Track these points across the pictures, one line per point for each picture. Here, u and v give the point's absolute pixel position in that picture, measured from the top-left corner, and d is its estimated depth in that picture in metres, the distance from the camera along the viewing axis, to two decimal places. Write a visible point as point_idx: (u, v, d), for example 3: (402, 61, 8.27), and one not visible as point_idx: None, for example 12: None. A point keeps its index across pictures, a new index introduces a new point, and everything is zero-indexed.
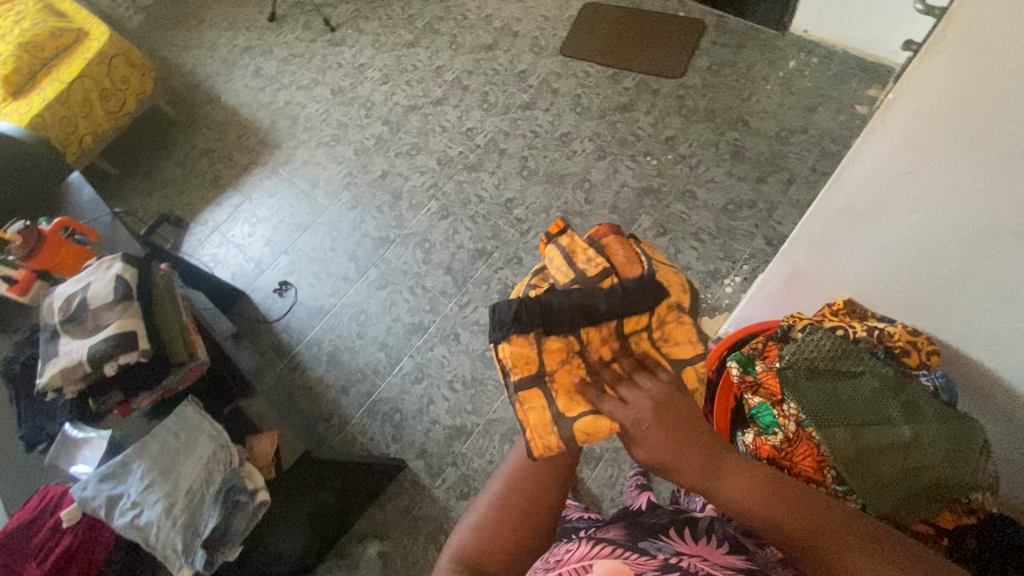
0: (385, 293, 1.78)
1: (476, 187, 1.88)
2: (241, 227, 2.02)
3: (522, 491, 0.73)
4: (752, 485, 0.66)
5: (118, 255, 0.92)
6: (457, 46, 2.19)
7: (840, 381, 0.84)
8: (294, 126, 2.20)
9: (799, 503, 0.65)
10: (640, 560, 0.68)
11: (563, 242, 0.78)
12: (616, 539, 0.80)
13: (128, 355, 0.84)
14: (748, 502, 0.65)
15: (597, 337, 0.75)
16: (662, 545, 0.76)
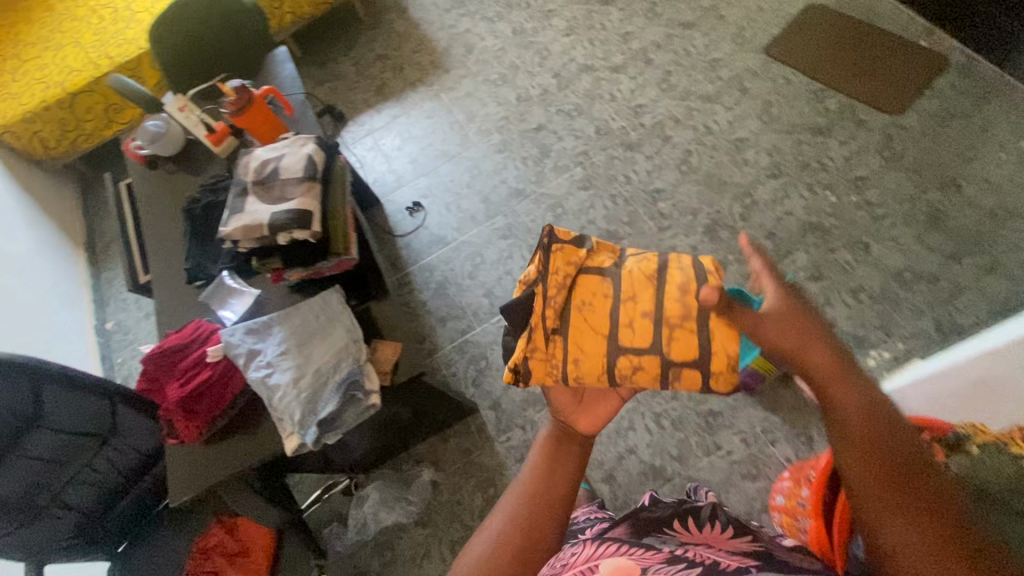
0: (506, 244, 1.78)
1: (629, 167, 1.79)
2: (392, 138, 2.08)
3: (545, 499, 0.69)
4: (855, 408, 0.55)
5: (313, 136, 0.97)
6: (654, 16, 2.05)
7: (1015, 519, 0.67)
8: (467, 55, 2.20)
9: (885, 448, 0.53)
10: (649, 556, 0.71)
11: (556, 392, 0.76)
12: (621, 536, 0.82)
13: (302, 232, 0.89)
14: (838, 419, 0.56)
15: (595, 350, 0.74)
16: (666, 538, 0.82)
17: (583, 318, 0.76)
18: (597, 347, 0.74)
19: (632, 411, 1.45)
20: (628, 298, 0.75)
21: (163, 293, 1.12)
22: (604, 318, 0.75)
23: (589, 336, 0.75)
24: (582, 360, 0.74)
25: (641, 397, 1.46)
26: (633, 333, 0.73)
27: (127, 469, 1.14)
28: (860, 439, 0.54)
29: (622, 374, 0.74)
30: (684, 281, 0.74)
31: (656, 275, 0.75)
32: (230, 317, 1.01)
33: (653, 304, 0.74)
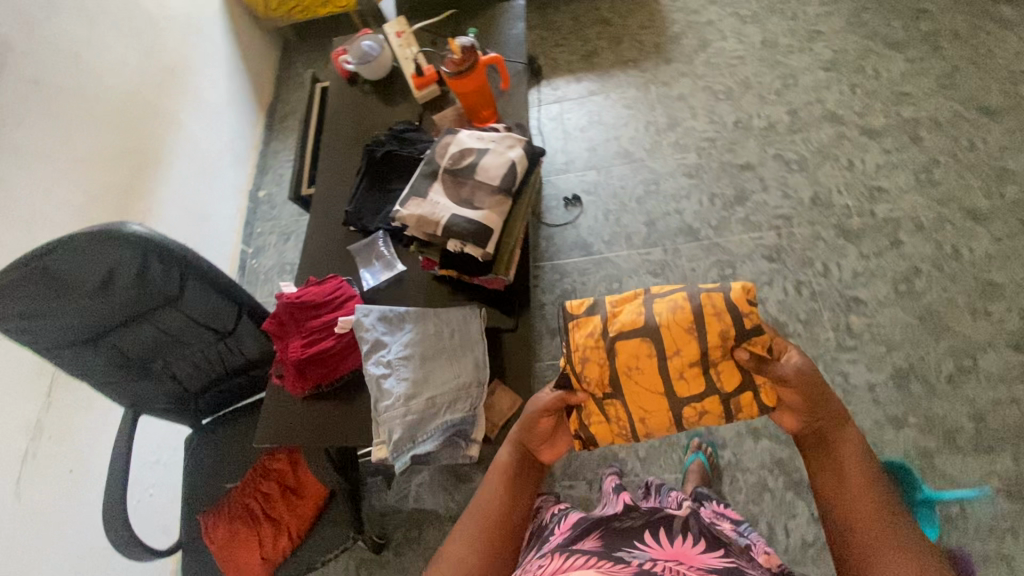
0: (653, 281, 1.57)
1: (834, 257, 1.48)
2: (579, 116, 1.89)
3: (502, 496, 0.74)
4: (853, 462, 0.70)
5: (524, 139, 0.84)
6: (948, 85, 1.63)
7: None
8: (697, 51, 1.91)
9: (863, 475, 0.69)
10: (618, 569, 0.62)
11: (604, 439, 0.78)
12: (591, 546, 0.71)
13: (476, 249, 0.79)
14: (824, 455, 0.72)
15: (652, 405, 0.76)
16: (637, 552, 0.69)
17: (635, 384, 0.75)
18: (663, 406, 0.75)
19: None
20: (670, 352, 0.73)
21: (318, 224, 1.09)
22: (657, 380, 0.75)
23: (650, 397, 0.75)
24: (648, 417, 0.76)
25: None
26: (682, 389, 0.75)
27: (231, 366, 1.19)
28: (847, 487, 0.68)
29: (688, 420, 0.76)
30: (718, 327, 0.73)
31: (688, 323, 0.73)
32: (368, 280, 0.97)
33: (694, 355, 0.73)
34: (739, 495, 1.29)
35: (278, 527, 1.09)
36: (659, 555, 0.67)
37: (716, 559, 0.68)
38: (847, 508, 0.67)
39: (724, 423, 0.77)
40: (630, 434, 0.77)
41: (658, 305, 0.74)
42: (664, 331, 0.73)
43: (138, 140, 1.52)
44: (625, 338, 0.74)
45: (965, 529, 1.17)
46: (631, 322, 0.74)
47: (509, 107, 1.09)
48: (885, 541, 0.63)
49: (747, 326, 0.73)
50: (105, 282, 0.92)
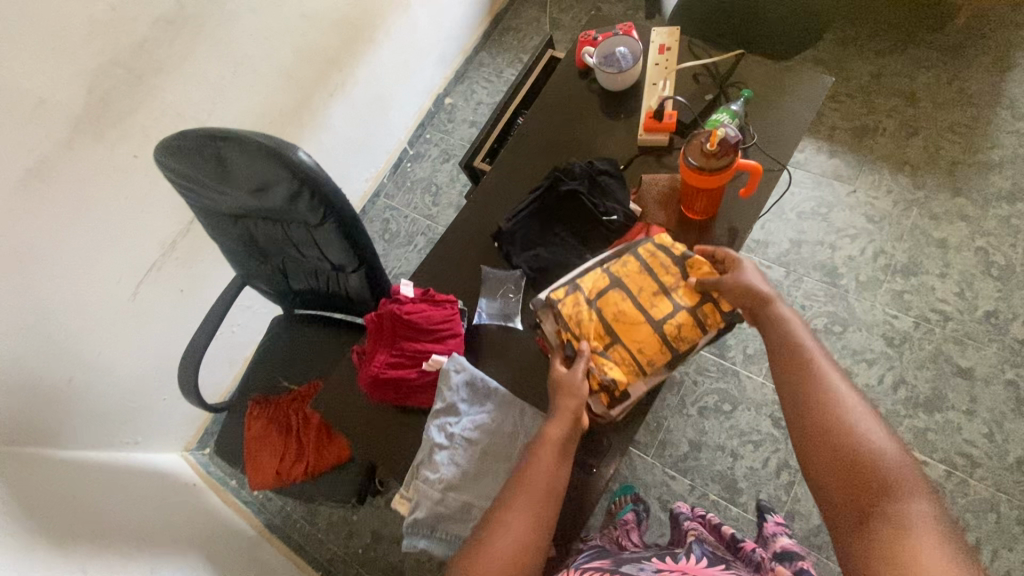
0: (769, 427, 1.35)
1: (996, 543, 1.17)
2: (805, 196, 1.55)
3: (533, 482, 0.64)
4: (787, 337, 0.66)
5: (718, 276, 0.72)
6: None
7: None
8: (1001, 196, 1.45)
9: (804, 353, 0.65)
10: None
11: (619, 376, 0.71)
12: None
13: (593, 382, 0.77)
14: (769, 345, 0.68)
15: (643, 336, 0.72)
16: None
17: (621, 324, 0.73)
18: (658, 334, 0.72)
19: None
20: (637, 292, 0.74)
21: (471, 220, 1.00)
22: (641, 323, 0.73)
23: (638, 333, 0.72)
24: (646, 347, 0.72)
25: None
26: (662, 316, 0.73)
27: (331, 292, 1.19)
28: (801, 383, 0.62)
29: (682, 344, 0.73)
30: (665, 259, 0.76)
31: (643, 265, 0.76)
32: (482, 312, 0.90)
33: (654, 284, 0.74)
34: None
35: (300, 454, 1.14)
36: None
37: None
38: (806, 401, 0.61)
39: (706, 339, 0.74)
40: (641, 373, 0.72)
41: (609, 264, 0.77)
42: (627, 278, 0.75)
43: (359, 13, 1.48)
44: (609, 291, 0.74)
45: None
46: (596, 283, 0.75)
47: (731, 212, 0.89)
48: (851, 422, 0.58)
49: (677, 255, 0.77)
50: (259, 187, 0.92)
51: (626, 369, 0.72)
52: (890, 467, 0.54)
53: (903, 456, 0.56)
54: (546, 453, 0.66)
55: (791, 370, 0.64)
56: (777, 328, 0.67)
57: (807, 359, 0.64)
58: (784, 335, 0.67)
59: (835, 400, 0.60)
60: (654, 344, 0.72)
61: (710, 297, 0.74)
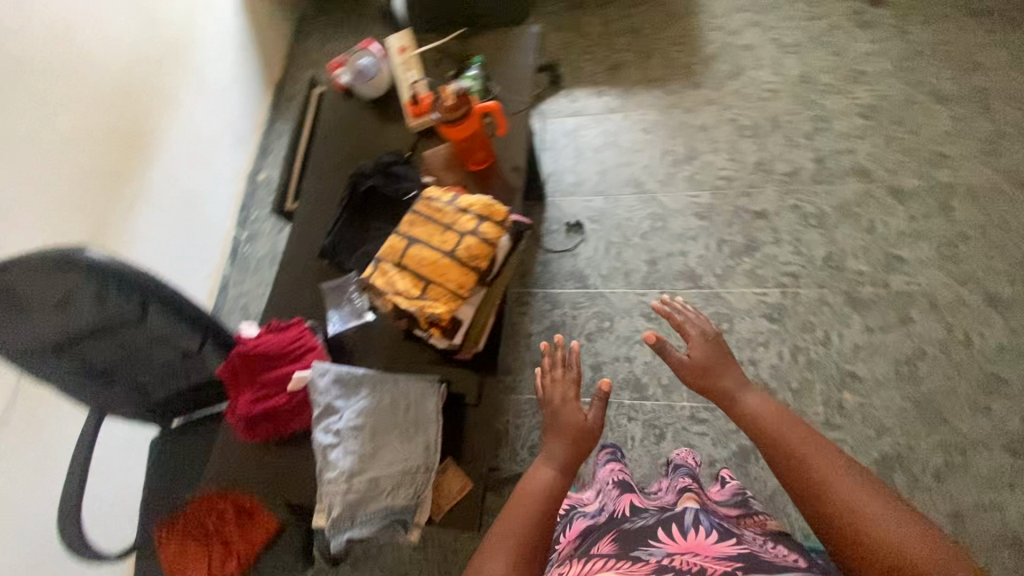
0: (646, 325, 1.51)
1: (837, 327, 1.42)
2: (596, 134, 1.79)
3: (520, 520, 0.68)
4: (764, 413, 0.75)
5: (715, 335, 0.90)
6: (987, 152, 1.53)
7: None
8: (729, 77, 1.79)
9: (783, 431, 0.71)
10: (634, 568, 0.67)
11: (435, 305, 0.80)
12: (608, 551, 0.74)
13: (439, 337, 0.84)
14: (757, 431, 0.74)
15: (443, 267, 0.82)
16: (653, 549, 0.71)
17: (424, 265, 0.82)
18: (454, 262, 0.82)
19: None
20: (427, 235, 0.84)
21: (295, 249, 1.05)
22: (440, 259, 0.82)
23: (438, 265, 0.82)
24: (448, 273, 0.81)
25: None
26: (452, 245, 0.83)
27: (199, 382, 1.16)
28: (789, 458, 0.67)
29: (478, 256, 0.82)
30: (441, 206, 0.86)
31: (426, 217, 0.86)
32: (335, 325, 0.95)
33: (439, 225, 0.85)
34: None
35: (228, 549, 1.08)
36: (671, 552, 0.69)
37: (730, 548, 0.69)
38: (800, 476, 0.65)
39: (498, 245, 0.84)
40: (458, 298, 0.81)
41: (400, 229, 0.87)
42: (414, 231, 0.85)
43: (129, 124, 1.48)
44: (408, 250, 0.84)
45: None
46: (394, 249, 0.85)
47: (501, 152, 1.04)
48: (833, 483, 0.62)
49: (448, 199, 0.87)
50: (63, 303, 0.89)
51: (448, 302, 0.81)
52: (866, 511, 0.58)
53: (876, 493, 0.60)
54: (531, 496, 0.72)
55: (775, 454, 0.70)
56: (752, 411, 0.76)
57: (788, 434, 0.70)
58: (766, 416, 0.74)
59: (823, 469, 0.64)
60: (453, 265, 0.82)
61: (485, 216, 0.84)
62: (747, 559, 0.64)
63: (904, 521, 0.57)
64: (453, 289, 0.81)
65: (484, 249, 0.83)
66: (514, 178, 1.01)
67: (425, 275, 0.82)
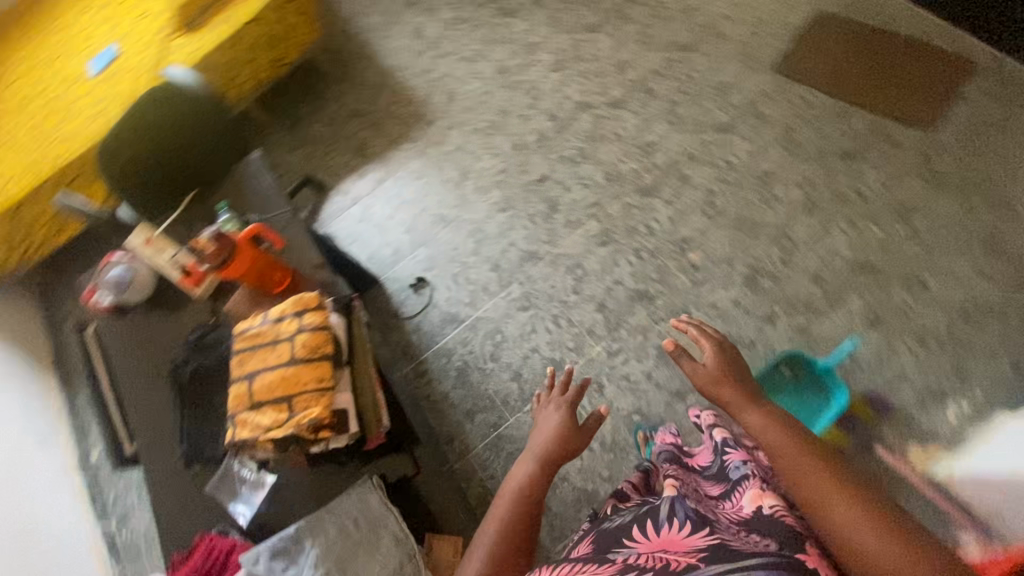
0: (527, 316, 1.62)
1: (650, 216, 1.65)
2: (383, 205, 1.89)
3: (504, 508, 0.95)
4: (772, 425, 0.89)
5: (713, 354, 1.01)
6: (647, 40, 1.91)
7: None
8: (450, 101, 2.03)
9: (786, 445, 0.85)
10: (604, 567, 0.75)
11: (305, 410, 0.86)
12: (586, 552, 0.83)
13: (337, 437, 0.89)
14: (768, 443, 0.87)
15: (292, 376, 0.88)
16: (626, 549, 0.79)
17: (276, 386, 0.88)
18: (298, 365, 0.88)
19: None
20: (263, 363, 0.90)
21: None
22: (285, 372, 0.89)
23: (287, 378, 0.88)
24: (300, 376, 0.88)
25: None
26: (287, 354, 0.89)
27: None
28: (796, 467, 0.82)
29: (315, 346, 0.89)
30: (260, 332, 0.93)
31: (252, 350, 0.92)
32: (246, 513, 0.99)
33: (267, 348, 0.91)
34: None
35: None
36: (649, 549, 0.77)
37: (698, 539, 0.75)
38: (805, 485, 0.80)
39: (328, 327, 0.91)
40: (323, 391, 0.87)
41: (237, 374, 0.93)
42: (251, 367, 0.91)
43: None
44: (255, 386, 0.89)
45: (861, 372, 1.35)
46: (244, 393, 0.90)
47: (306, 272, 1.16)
48: (831, 495, 0.77)
49: (261, 323, 0.94)
50: None
51: (316, 402, 0.87)
52: (845, 513, 0.74)
53: (855, 500, 0.75)
54: (513, 485, 0.98)
55: (784, 461, 0.84)
56: (760, 421, 0.90)
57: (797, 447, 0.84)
58: (773, 428, 0.88)
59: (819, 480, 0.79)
60: (298, 368, 0.88)
61: (301, 312, 0.92)
62: (715, 551, 0.71)
63: (885, 538, 0.70)
64: (313, 385, 0.88)
65: (315, 338, 0.90)
66: (325, 277, 1.04)
67: (282, 393, 0.88)
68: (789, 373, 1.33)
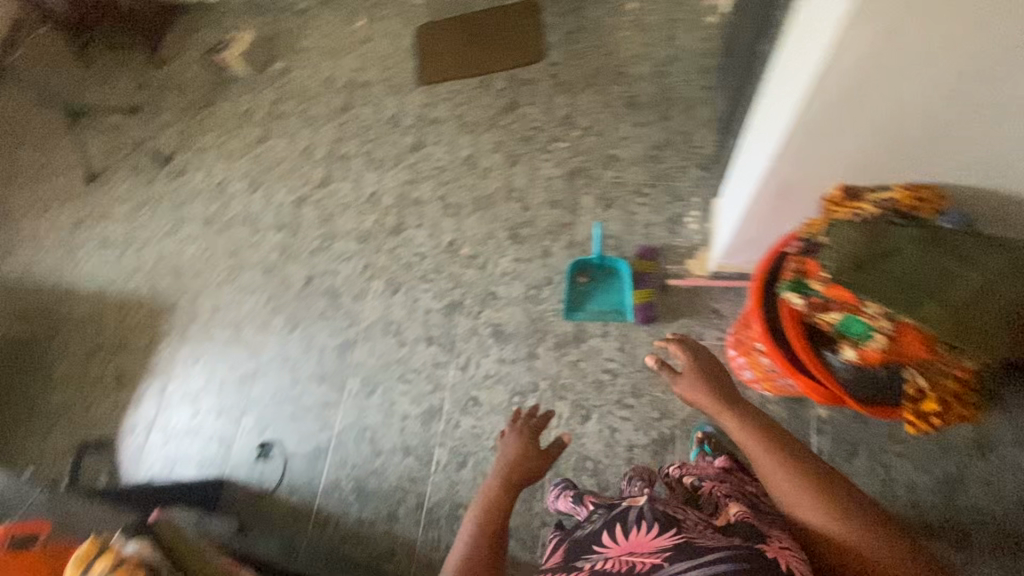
0: (378, 395, 1.62)
1: (412, 246, 1.77)
2: (181, 410, 1.76)
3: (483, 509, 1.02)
4: (754, 429, 0.99)
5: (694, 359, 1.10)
6: (313, 121, 2.06)
7: (886, 263, 0.85)
8: (181, 278, 1.95)
9: (774, 449, 0.96)
10: None
11: None
12: (558, 564, 0.97)
13: None
14: (754, 447, 0.98)
15: None
16: (595, 556, 0.93)
17: None
18: None
19: (600, 417, 1.47)
20: None
21: None
22: None
23: None
24: None
25: (596, 400, 1.49)
26: None
27: None
28: (782, 465, 0.93)
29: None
30: None
31: None
32: None
33: None
34: (577, 387, 1.51)
35: None
36: (618, 552, 0.91)
37: (663, 540, 0.88)
38: (792, 488, 0.91)
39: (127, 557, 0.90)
40: None
41: None
42: None
43: None
44: None
45: (625, 241, 1.63)
46: None
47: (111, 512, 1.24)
48: (817, 496, 0.89)
49: None
50: None
51: None
52: (826, 516, 0.87)
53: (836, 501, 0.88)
54: (489, 487, 1.07)
55: (767, 460, 0.95)
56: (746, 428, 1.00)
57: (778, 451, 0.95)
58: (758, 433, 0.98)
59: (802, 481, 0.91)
60: None
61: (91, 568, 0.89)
62: (677, 548, 0.84)
63: (866, 530, 0.85)
64: None
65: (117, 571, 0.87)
66: None
67: None
68: (585, 281, 1.60)
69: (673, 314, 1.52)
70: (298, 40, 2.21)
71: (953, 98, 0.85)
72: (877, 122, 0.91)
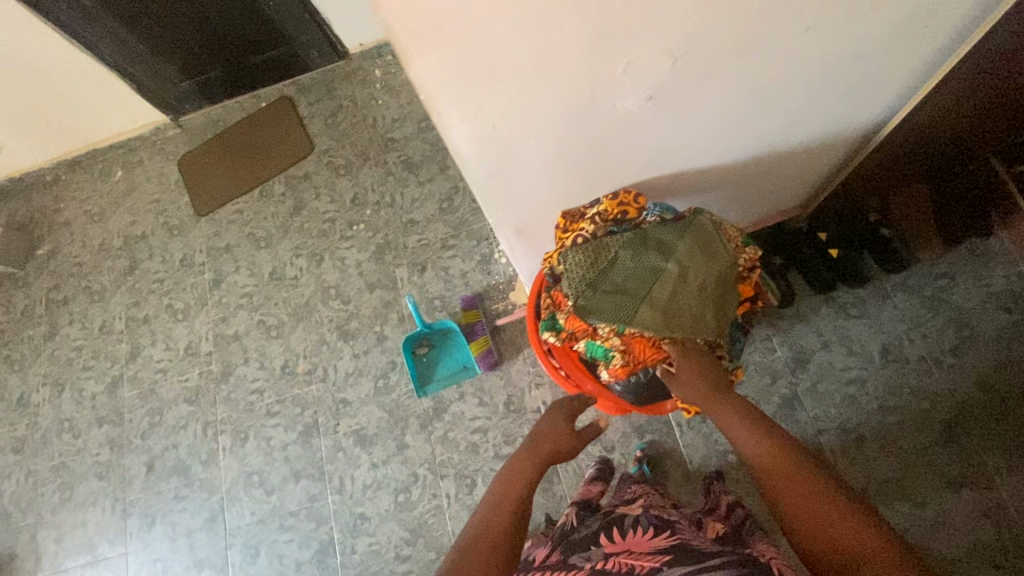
0: (264, 555, 1.50)
1: (247, 386, 1.66)
2: None
3: (493, 518, 0.92)
4: (739, 417, 0.87)
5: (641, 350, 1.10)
6: (100, 294, 1.88)
7: (610, 274, 0.92)
8: (3, 521, 1.68)
9: (764, 437, 0.82)
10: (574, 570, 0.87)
11: None
12: (554, 559, 0.94)
13: None
14: (741, 436, 0.85)
15: None
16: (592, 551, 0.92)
17: None
18: None
19: (485, 479, 1.45)
20: None
21: None
22: None
23: None
24: None
25: (476, 465, 1.46)
26: None
27: None
28: (767, 455, 0.80)
29: None
30: None
31: None
32: None
33: None
34: (454, 459, 1.48)
35: None
36: (608, 551, 0.89)
37: (661, 541, 0.89)
38: (778, 478, 0.77)
39: None
40: None
41: None
42: None
43: None
44: None
45: (449, 298, 1.62)
46: None
47: None
48: (809, 485, 0.73)
49: None
50: None
51: None
52: (816, 510, 0.70)
53: (830, 492, 0.71)
54: (507, 493, 0.97)
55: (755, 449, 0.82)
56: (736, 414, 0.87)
57: (767, 438, 0.82)
58: (745, 420, 0.85)
59: (793, 470, 0.76)
60: None
61: None
62: (673, 549, 0.84)
63: (848, 517, 0.67)
64: None
65: None
66: None
67: None
68: (426, 348, 1.56)
69: (514, 351, 1.54)
70: (55, 214, 2.01)
71: (601, 139, 0.82)
72: (553, 170, 0.88)
